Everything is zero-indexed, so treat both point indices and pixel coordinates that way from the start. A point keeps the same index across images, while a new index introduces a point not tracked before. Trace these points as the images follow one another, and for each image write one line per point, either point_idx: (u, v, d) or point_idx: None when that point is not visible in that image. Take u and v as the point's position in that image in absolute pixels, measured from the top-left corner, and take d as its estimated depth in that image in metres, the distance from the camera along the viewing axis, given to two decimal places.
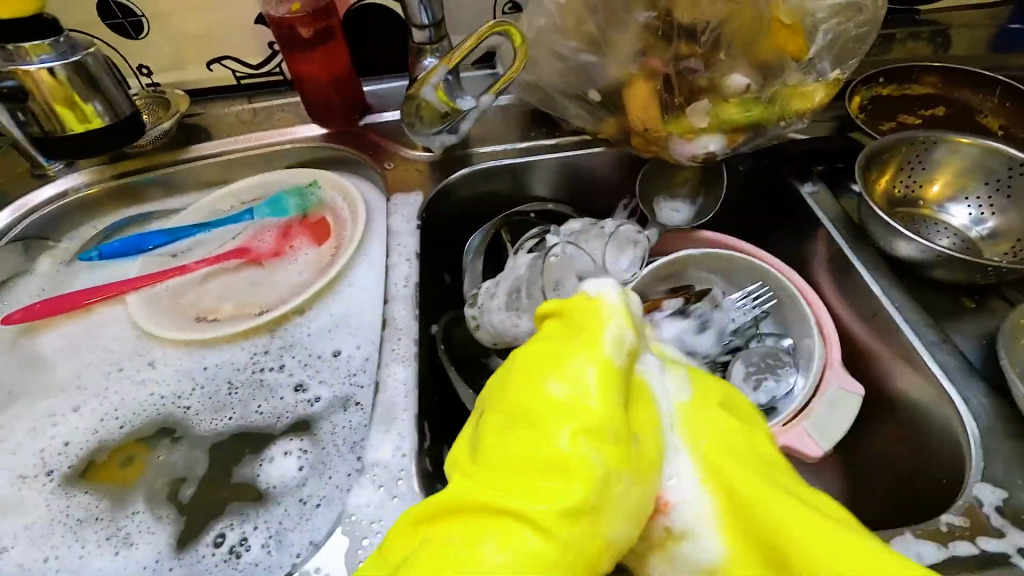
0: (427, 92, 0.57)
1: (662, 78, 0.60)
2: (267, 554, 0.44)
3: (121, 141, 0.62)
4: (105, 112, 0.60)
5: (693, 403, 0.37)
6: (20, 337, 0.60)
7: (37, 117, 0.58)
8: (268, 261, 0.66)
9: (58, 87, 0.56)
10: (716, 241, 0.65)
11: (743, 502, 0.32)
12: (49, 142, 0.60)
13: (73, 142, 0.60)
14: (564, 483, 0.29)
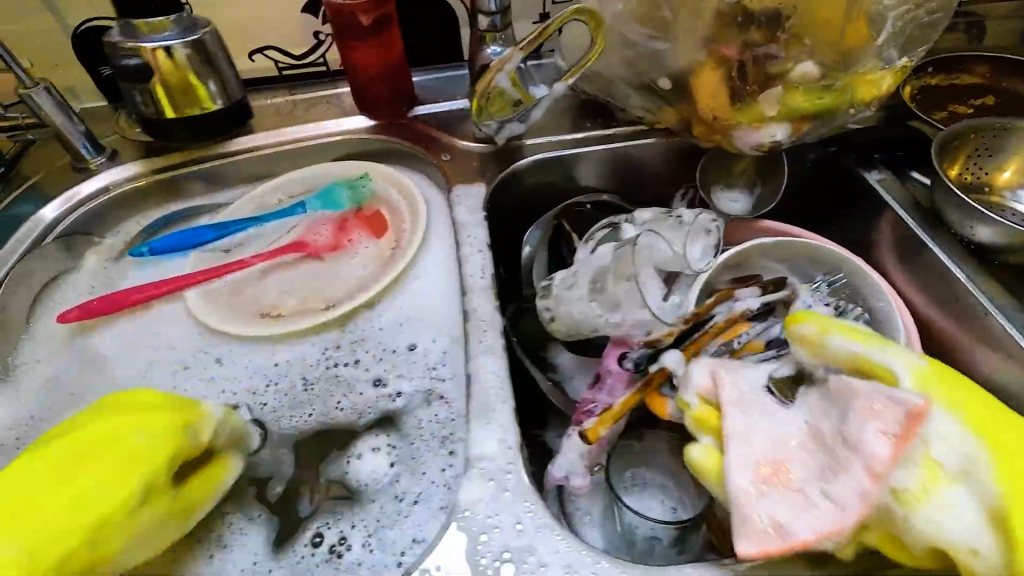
0: (500, 78, 0.56)
1: (734, 64, 0.58)
2: (369, 552, 0.42)
3: (230, 127, 0.71)
4: (219, 96, 0.68)
5: (927, 381, 0.38)
6: (77, 337, 0.58)
7: (156, 95, 0.65)
8: (327, 256, 0.64)
9: (178, 69, 0.63)
10: (776, 230, 0.64)
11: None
12: (165, 120, 0.67)
13: (193, 125, 0.68)
14: (103, 507, 0.38)
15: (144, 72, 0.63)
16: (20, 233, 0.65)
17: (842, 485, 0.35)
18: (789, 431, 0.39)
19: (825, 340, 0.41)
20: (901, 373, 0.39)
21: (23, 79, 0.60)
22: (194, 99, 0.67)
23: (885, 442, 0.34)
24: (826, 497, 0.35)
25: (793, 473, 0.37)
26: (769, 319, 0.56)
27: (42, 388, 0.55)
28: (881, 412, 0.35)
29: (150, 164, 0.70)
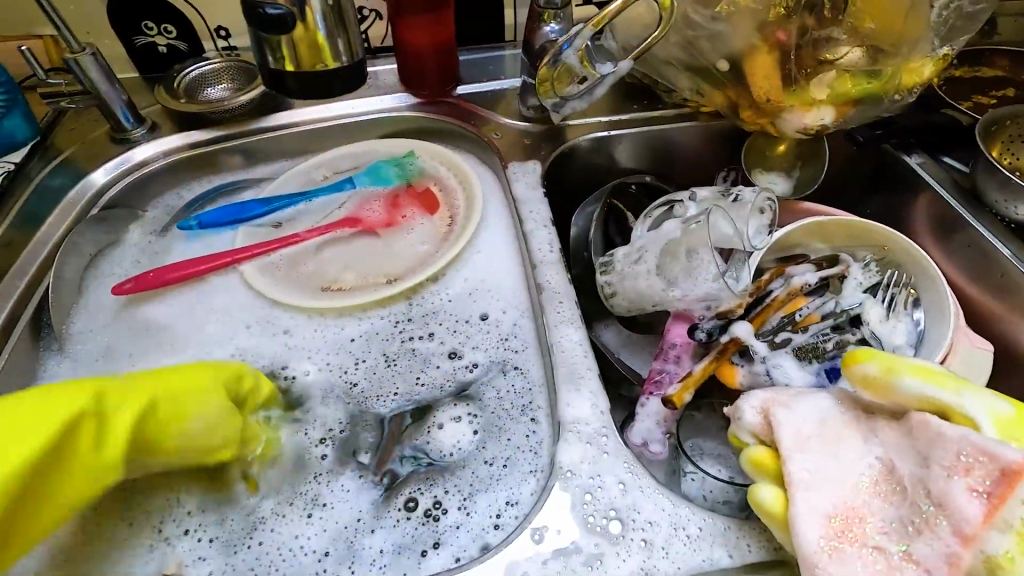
0: (568, 54, 0.58)
1: (786, 49, 0.60)
2: (467, 516, 0.44)
3: (342, 84, 0.60)
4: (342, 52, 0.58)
5: (1006, 428, 0.36)
6: (134, 310, 0.57)
7: (284, 51, 0.56)
8: (383, 231, 0.64)
9: (309, 33, 0.55)
10: (816, 211, 0.66)
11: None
12: (287, 77, 0.58)
13: (327, 81, 0.59)
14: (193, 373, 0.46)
15: (288, 23, 0.53)
16: (68, 198, 0.63)
17: (925, 544, 0.33)
18: (860, 470, 0.36)
19: (895, 381, 0.38)
20: (979, 419, 0.36)
21: (69, 43, 0.58)
22: (317, 52, 0.57)
23: (975, 500, 0.32)
24: (909, 559, 0.33)
25: (870, 526, 0.34)
26: (825, 294, 0.59)
27: (102, 362, 0.54)
28: (971, 465, 0.33)
29: (193, 138, 0.68)
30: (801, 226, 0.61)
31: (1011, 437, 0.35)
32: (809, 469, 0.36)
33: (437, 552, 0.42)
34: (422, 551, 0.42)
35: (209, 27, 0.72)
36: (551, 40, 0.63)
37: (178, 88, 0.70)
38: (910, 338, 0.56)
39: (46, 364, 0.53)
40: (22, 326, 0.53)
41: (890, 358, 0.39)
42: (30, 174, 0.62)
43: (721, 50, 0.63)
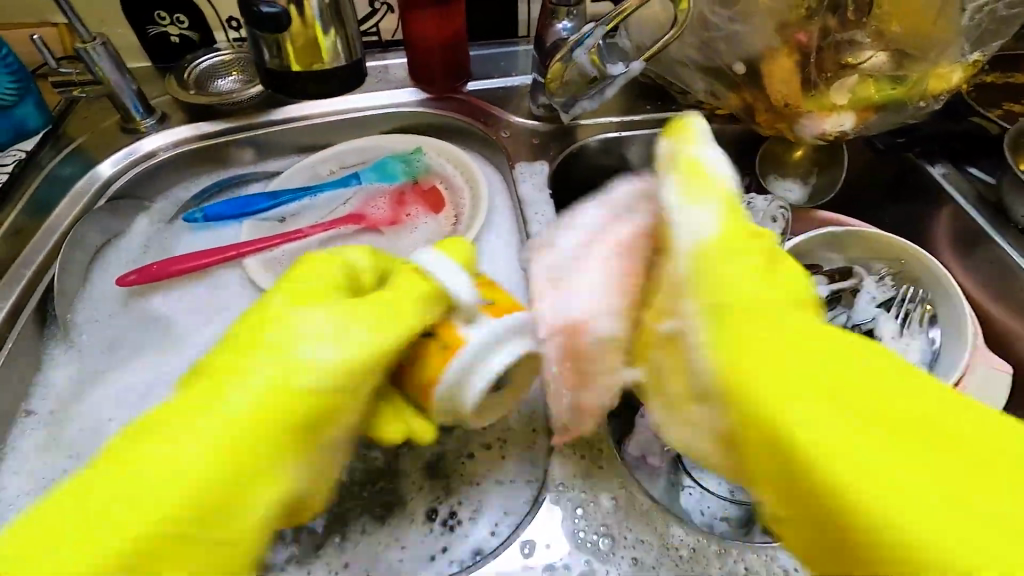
0: (579, 54, 0.57)
1: (805, 52, 0.58)
2: (471, 523, 0.45)
3: (341, 83, 0.60)
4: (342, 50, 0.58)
5: (701, 254, 0.34)
6: (137, 302, 0.57)
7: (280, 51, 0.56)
8: (386, 230, 0.64)
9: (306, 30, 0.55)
10: (832, 220, 0.64)
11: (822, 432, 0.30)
12: (288, 78, 0.59)
13: (325, 79, 0.59)
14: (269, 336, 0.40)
15: (282, 22, 0.53)
16: (76, 188, 0.64)
17: (550, 308, 0.39)
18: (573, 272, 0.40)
19: (698, 177, 0.36)
20: (702, 226, 0.34)
21: (80, 33, 0.59)
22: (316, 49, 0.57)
23: (620, 316, 0.38)
24: (593, 337, 0.38)
25: (575, 323, 0.38)
26: (838, 307, 0.59)
27: (105, 354, 0.54)
28: (621, 285, 0.38)
29: (202, 129, 0.68)
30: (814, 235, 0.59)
31: (717, 254, 0.34)
32: (589, 294, 0.38)
33: (444, 555, 0.44)
34: (433, 553, 0.44)
35: (221, 18, 0.72)
36: (562, 38, 0.62)
37: (188, 79, 0.70)
38: (924, 357, 0.55)
39: (52, 354, 0.54)
40: (28, 315, 0.53)
41: (701, 157, 0.37)
42: (40, 162, 0.63)
43: (738, 51, 0.61)
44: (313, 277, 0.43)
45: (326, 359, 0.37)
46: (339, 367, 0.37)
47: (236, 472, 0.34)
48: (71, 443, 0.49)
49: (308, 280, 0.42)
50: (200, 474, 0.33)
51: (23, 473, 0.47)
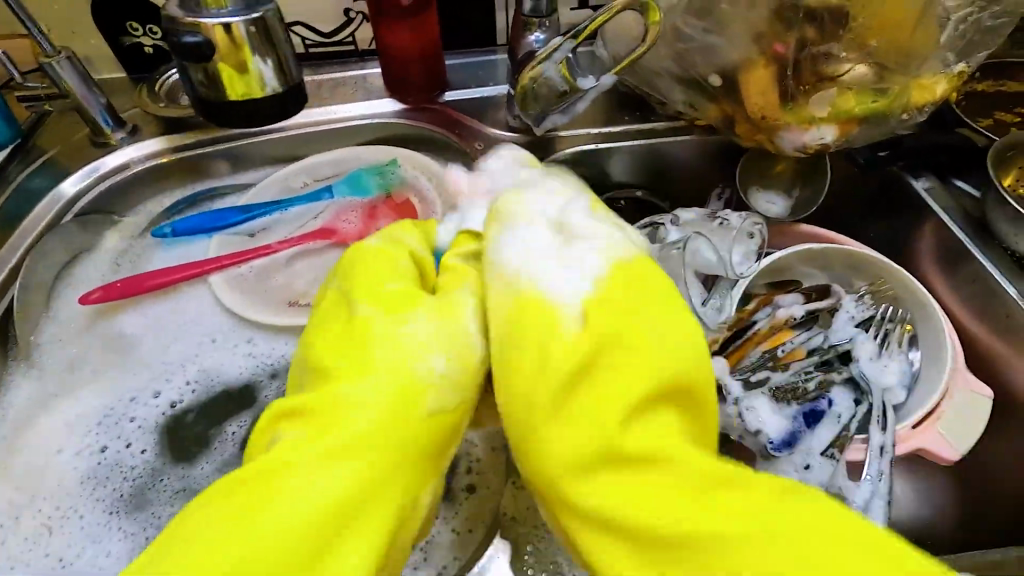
0: (550, 67, 0.55)
1: (784, 63, 0.56)
2: (420, 560, 0.41)
3: (274, 113, 0.56)
4: (273, 75, 0.54)
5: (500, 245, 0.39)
6: (102, 319, 0.57)
7: (206, 81, 0.53)
8: (356, 245, 0.63)
9: (233, 56, 0.51)
10: (813, 235, 0.63)
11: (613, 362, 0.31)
12: (217, 108, 0.55)
13: (253, 109, 0.55)
14: (338, 341, 0.35)
15: (206, 52, 0.50)
16: (41, 206, 0.62)
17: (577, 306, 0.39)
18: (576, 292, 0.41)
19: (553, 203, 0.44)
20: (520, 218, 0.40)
21: (44, 47, 0.58)
22: (245, 77, 0.53)
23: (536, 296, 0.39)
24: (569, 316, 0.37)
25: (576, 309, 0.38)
26: (813, 327, 0.56)
27: (67, 373, 0.54)
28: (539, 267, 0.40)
29: (173, 142, 0.67)
30: (795, 251, 0.57)
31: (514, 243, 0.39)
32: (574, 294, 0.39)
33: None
34: None
35: None
36: (535, 50, 0.60)
37: (159, 90, 0.70)
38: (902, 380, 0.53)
39: (13, 373, 0.53)
40: None
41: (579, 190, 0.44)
42: (9, 177, 0.62)
43: (715, 63, 0.59)
44: (375, 253, 0.40)
45: (440, 371, 0.33)
46: (461, 379, 0.34)
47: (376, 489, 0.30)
48: (23, 471, 0.49)
49: (374, 258, 0.39)
50: (342, 500, 0.29)
51: None
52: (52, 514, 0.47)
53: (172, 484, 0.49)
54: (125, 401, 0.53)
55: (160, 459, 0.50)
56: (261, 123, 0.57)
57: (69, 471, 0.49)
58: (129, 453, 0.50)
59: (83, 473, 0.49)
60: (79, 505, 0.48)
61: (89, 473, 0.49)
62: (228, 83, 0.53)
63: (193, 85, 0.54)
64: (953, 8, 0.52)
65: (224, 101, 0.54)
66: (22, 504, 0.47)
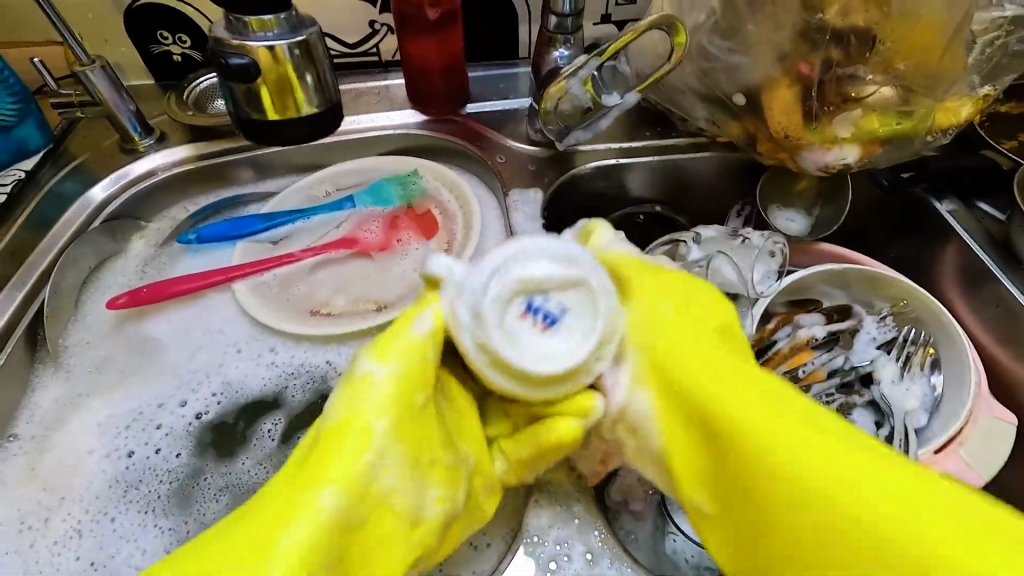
0: (574, 84, 0.56)
1: (807, 84, 0.56)
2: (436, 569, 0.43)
3: (314, 128, 0.56)
4: (313, 91, 0.55)
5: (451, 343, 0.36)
6: (127, 324, 0.58)
7: (249, 101, 0.53)
8: (377, 255, 0.64)
9: (278, 78, 0.52)
10: (834, 253, 0.62)
11: (828, 462, 0.30)
12: (257, 128, 0.55)
13: (294, 124, 0.55)
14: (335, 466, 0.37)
15: (251, 73, 0.51)
16: (69, 213, 0.63)
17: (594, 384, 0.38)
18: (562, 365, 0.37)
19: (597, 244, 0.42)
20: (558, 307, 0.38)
21: (79, 56, 0.59)
22: (287, 94, 0.53)
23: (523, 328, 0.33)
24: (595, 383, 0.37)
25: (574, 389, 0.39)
26: (834, 348, 0.56)
27: (94, 377, 0.55)
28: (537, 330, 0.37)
29: (199, 149, 0.69)
30: (818, 271, 0.57)
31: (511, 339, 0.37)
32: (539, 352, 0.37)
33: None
34: None
35: None
36: (559, 66, 0.61)
37: (188, 98, 0.71)
38: (924, 404, 0.53)
39: (40, 376, 0.54)
40: (18, 339, 0.54)
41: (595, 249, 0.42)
42: (40, 181, 0.63)
43: (738, 82, 0.59)
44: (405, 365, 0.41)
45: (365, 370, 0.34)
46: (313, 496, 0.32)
47: (346, 548, 0.31)
48: (52, 473, 0.49)
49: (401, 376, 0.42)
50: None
51: (1, 501, 0.48)
52: (81, 517, 0.48)
53: (215, 483, 0.50)
54: (152, 406, 0.53)
55: (191, 461, 0.51)
56: (301, 139, 0.57)
57: (97, 473, 0.50)
58: (164, 459, 0.51)
59: (112, 477, 0.50)
60: (109, 507, 0.48)
61: (117, 478, 0.50)
62: (271, 100, 0.53)
63: (236, 105, 0.54)
64: (979, 32, 0.52)
65: (266, 117, 0.54)
66: (51, 506, 0.48)
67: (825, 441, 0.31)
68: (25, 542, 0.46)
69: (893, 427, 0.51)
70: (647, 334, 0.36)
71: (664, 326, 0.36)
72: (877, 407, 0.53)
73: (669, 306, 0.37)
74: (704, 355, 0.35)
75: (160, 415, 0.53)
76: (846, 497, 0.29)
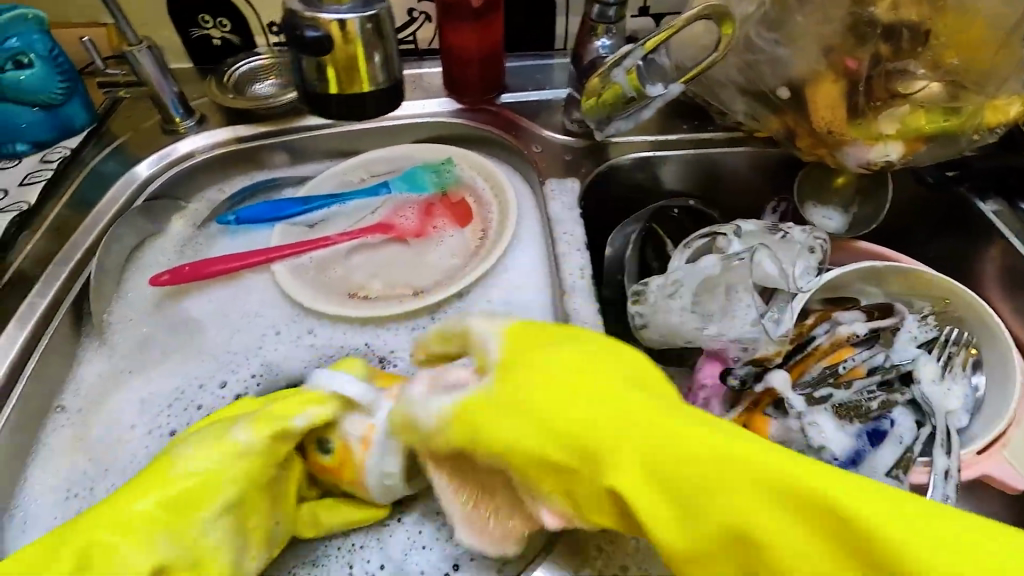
0: (618, 73, 0.56)
1: (854, 79, 0.55)
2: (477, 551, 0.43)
3: (379, 106, 0.56)
4: (380, 70, 0.54)
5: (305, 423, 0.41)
6: (168, 302, 0.59)
7: (320, 75, 0.53)
8: (413, 240, 0.64)
9: (349, 52, 0.51)
10: (873, 251, 0.62)
11: (753, 495, 0.30)
12: (327, 102, 0.55)
13: (360, 103, 0.55)
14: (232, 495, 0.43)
15: (325, 46, 0.50)
16: (113, 190, 0.64)
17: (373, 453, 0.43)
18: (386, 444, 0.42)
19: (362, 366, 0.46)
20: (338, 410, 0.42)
21: (127, 36, 0.60)
22: (355, 73, 0.53)
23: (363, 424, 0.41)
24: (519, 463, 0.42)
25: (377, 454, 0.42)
26: (874, 345, 0.55)
27: (137, 352, 0.55)
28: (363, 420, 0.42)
29: (237, 132, 0.69)
30: (855, 268, 0.57)
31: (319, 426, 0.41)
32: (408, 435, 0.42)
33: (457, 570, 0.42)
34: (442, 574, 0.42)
35: (262, 23, 0.72)
36: (601, 56, 0.61)
37: (228, 82, 0.72)
38: (966, 404, 0.52)
39: (85, 350, 0.55)
40: (64, 313, 0.55)
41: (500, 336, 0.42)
42: (84, 160, 0.64)
43: (782, 76, 0.59)
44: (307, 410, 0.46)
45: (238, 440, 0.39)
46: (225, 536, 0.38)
47: None
48: (98, 444, 0.50)
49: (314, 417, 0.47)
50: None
51: (49, 469, 0.49)
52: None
53: None
54: (194, 383, 0.54)
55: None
56: (366, 117, 0.57)
57: (140, 446, 0.50)
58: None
59: (155, 452, 0.50)
60: None
61: (160, 452, 0.50)
62: (341, 74, 0.53)
63: (306, 78, 0.54)
64: None
65: (333, 96, 0.54)
66: (96, 477, 0.48)
67: (734, 470, 0.31)
68: (71, 510, 0.47)
69: (936, 426, 0.50)
70: (528, 406, 0.35)
71: (539, 389, 0.36)
72: (917, 406, 0.51)
73: (540, 368, 0.36)
74: (594, 411, 0.34)
75: (202, 394, 0.53)
76: (786, 525, 0.30)
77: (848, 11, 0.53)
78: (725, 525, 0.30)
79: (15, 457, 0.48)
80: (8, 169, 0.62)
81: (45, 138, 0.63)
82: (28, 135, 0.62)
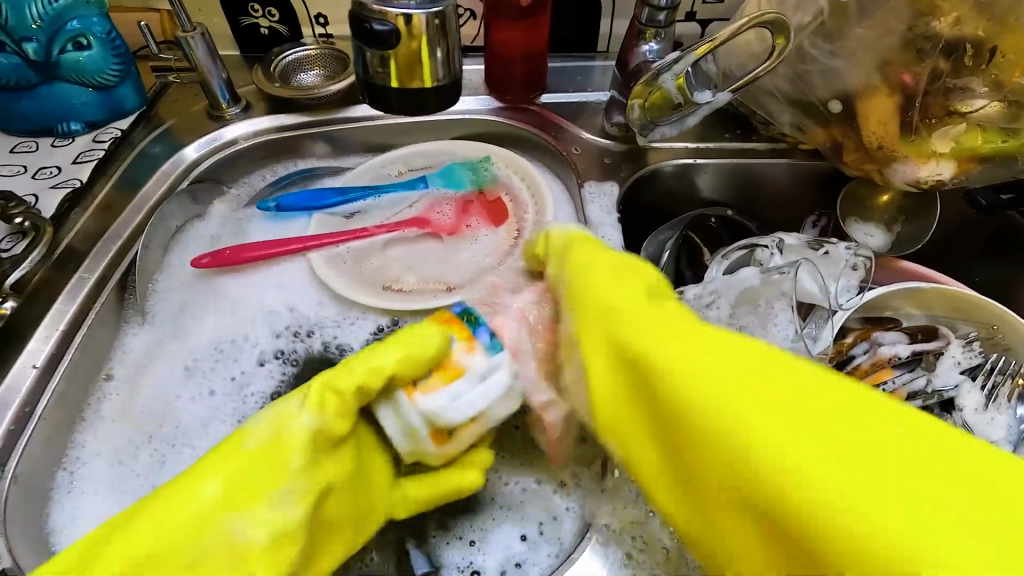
0: (667, 78, 0.56)
1: (910, 95, 0.54)
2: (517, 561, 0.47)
3: (437, 102, 0.57)
4: (441, 67, 0.55)
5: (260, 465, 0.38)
6: (209, 283, 0.60)
7: (381, 67, 0.53)
8: (447, 236, 0.64)
9: (413, 46, 0.51)
10: (917, 270, 0.59)
11: (748, 386, 0.32)
12: (389, 95, 0.55)
13: (420, 98, 0.55)
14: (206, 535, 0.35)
15: (392, 41, 0.50)
16: (163, 169, 0.66)
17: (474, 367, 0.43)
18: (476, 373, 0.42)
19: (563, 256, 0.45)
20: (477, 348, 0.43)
21: (182, 22, 0.61)
22: (415, 69, 0.53)
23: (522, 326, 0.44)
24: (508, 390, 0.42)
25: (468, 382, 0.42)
26: (915, 368, 0.53)
27: (177, 322, 0.57)
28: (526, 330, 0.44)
29: (280, 121, 0.70)
30: (899, 289, 0.55)
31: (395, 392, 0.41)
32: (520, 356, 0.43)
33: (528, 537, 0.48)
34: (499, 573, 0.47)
35: (310, 14, 0.73)
36: (648, 60, 0.61)
37: (274, 70, 0.72)
38: (1010, 435, 0.50)
39: (129, 324, 0.57)
40: (111, 288, 0.56)
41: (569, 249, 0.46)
42: (134, 141, 0.66)
43: (835, 88, 0.57)
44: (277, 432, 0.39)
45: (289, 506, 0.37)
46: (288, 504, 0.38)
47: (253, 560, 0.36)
48: (145, 409, 0.53)
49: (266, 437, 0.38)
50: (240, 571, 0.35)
51: (98, 434, 0.51)
52: (165, 451, 0.51)
53: None
54: (229, 341, 0.57)
55: None
56: (425, 112, 0.57)
57: (179, 412, 0.53)
58: (237, 393, 0.54)
59: (195, 419, 0.52)
60: (186, 442, 0.51)
61: (200, 420, 0.52)
62: (404, 70, 0.53)
63: (368, 68, 0.54)
64: None
65: (394, 90, 0.55)
66: (140, 442, 0.51)
67: (743, 361, 0.33)
68: (118, 473, 0.49)
69: None
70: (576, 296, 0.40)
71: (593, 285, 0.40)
72: None
73: (592, 284, 0.40)
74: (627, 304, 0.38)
75: (212, 360, 0.56)
76: (776, 425, 0.31)
77: (909, 24, 0.52)
78: (709, 405, 0.32)
79: (58, 427, 0.50)
80: (62, 147, 0.63)
81: (97, 119, 0.65)
82: (82, 114, 0.64)
